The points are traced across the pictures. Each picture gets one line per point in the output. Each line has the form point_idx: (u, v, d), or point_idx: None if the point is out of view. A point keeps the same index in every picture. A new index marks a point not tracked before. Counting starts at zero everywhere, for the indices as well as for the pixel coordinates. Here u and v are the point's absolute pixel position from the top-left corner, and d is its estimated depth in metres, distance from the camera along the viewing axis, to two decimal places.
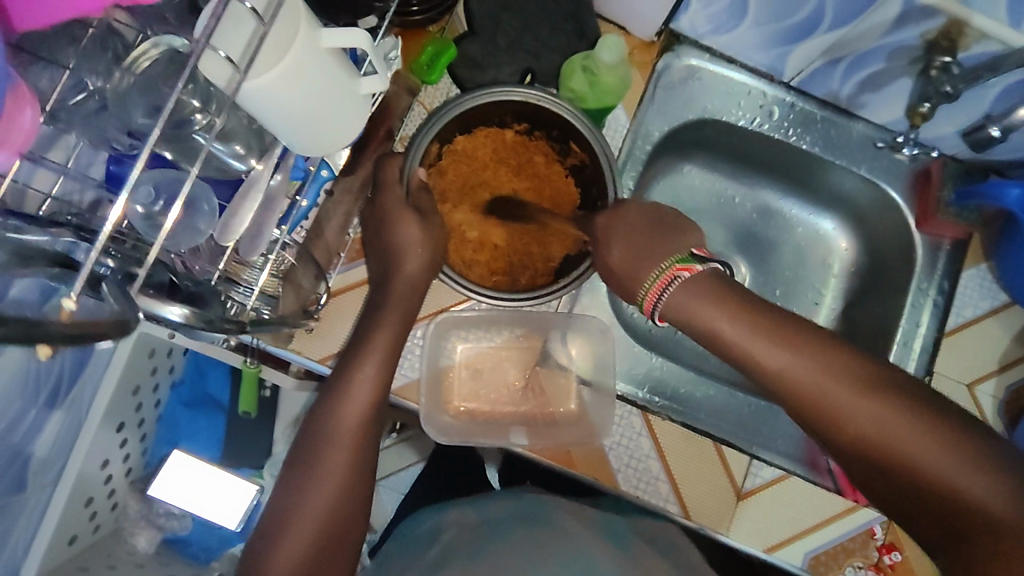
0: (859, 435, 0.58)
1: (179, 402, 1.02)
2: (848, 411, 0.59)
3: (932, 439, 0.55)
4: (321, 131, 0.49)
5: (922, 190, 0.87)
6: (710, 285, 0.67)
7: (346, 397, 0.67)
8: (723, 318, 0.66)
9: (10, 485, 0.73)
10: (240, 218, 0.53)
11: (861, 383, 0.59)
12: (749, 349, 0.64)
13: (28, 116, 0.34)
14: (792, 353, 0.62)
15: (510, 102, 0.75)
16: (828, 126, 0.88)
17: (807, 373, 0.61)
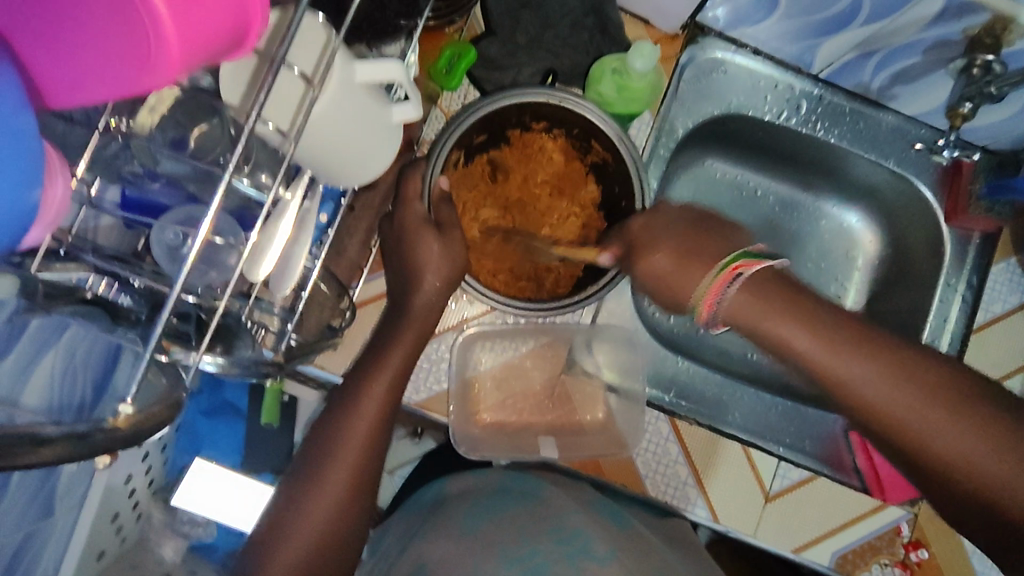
0: (942, 453, 0.55)
1: (200, 411, 1.02)
2: (924, 425, 0.56)
3: (1007, 465, 0.53)
4: (360, 164, 0.47)
5: (952, 184, 0.85)
6: (777, 290, 0.61)
7: (352, 421, 0.65)
8: (799, 331, 0.60)
9: (39, 511, 0.72)
10: (265, 253, 0.50)
11: (943, 392, 0.56)
12: (817, 360, 0.59)
13: (60, 187, 0.35)
14: (867, 363, 0.58)
15: (533, 104, 0.71)
16: (857, 119, 0.86)
17: (885, 388, 0.57)
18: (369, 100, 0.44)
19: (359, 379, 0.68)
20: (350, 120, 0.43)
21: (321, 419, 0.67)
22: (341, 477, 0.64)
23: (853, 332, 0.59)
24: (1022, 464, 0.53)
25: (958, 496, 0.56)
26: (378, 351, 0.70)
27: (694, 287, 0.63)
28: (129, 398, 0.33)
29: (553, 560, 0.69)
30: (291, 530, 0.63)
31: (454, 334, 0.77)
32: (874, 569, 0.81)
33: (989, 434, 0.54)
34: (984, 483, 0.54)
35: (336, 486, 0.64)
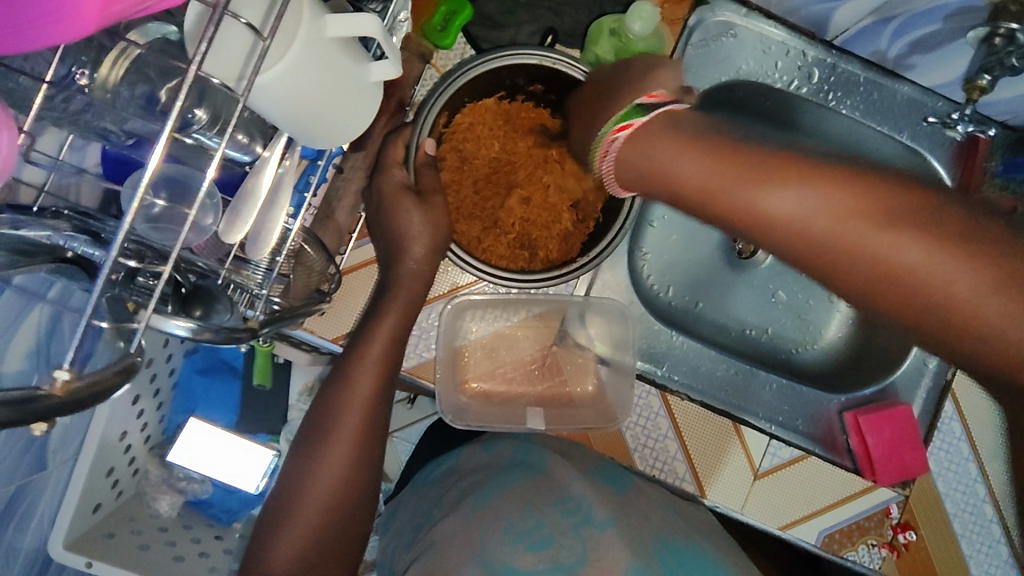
0: (887, 269, 0.45)
1: (195, 368, 1.02)
2: (804, 218, 0.48)
3: (982, 265, 0.42)
4: (334, 121, 0.45)
5: (965, 161, 0.81)
6: (669, 130, 0.56)
7: (339, 389, 0.65)
8: (664, 151, 0.56)
9: (30, 465, 0.73)
10: (245, 216, 0.49)
11: (803, 177, 0.49)
12: (735, 192, 0.51)
13: (6, 141, 0.34)
14: (701, 153, 0.54)
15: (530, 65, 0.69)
16: (870, 89, 0.82)
17: (820, 209, 0.47)
18: (337, 53, 0.42)
19: (351, 345, 0.67)
20: (316, 74, 0.41)
21: (323, 392, 0.67)
22: (343, 452, 0.64)
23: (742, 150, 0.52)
24: (870, 207, 0.46)
25: (922, 322, 0.45)
26: (366, 318, 0.69)
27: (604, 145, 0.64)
28: (70, 368, 0.33)
29: (557, 533, 0.66)
30: (289, 496, 0.63)
31: (444, 301, 0.76)
32: (861, 549, 0.80)
33: (843, 214, 0.46)
34: (888, 251, 0.45)
35: (337, 463, 0.64)
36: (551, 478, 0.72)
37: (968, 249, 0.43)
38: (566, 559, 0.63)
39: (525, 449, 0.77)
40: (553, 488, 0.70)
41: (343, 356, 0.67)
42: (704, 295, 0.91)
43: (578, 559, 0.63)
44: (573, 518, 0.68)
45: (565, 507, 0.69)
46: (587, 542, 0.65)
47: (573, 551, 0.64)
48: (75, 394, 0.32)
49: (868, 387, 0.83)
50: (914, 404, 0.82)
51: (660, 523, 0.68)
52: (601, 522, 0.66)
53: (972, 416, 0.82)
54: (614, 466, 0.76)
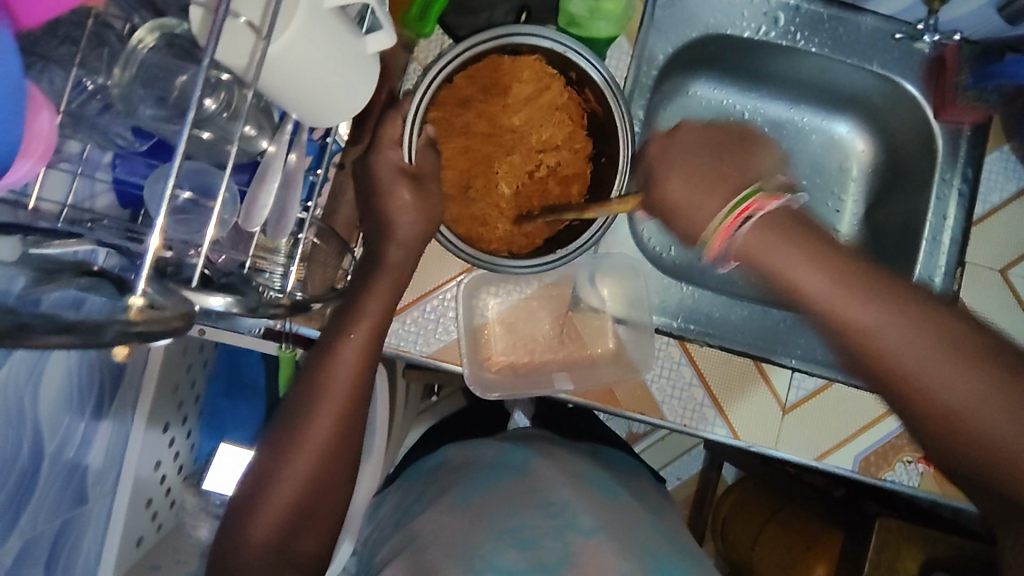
0: (941, 402, 0.56)
1: (219, 394, 1.03)
2: (982, 421, 0.55)
3: (1008, 414, 0.54)
4: (336, 92, 0.47)
5: (939, 78, 0.84)
6: (794, 231, 0.62)
7: (332, 368, 0.66)
8: (814, 272, 0.60)
9: (73, 498, 0.73)
10: (262, 202, 0.50)
11: (961, 358, 0.56)
12: (839, 310, 0.59)
13: (45, 120, 0.36)
14: (812, 262, 0.60)
15: (489, 49, 0.71)
16: (835, 25, 0.85)
17: (900, 342, 0.57)
18: (339, 26, 0.45)
19: (336, 318, 0.68)
20: (325, 46, 0.44)
21: (304, 367, 0.68)
22: (328, 426, 0.66)
23: (880, 281, 0.59)
24: (950, 351, 0.56)
25: (944, 441, 0.57)
26: (351, 291, 0.69)
27: (710, 219, 0.63)
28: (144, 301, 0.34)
29: (540, 533, 0.69)
30: (288, 475, 0.65)
31: (455, 284, 0.78)
32: (898, 468, 0.81)
33: (944, 350, 0.56)
34: (934, 390, 0.56)
35: (321, 434, 0.66)
36: (536, 480, 0.78)
37: (1007, 397, 0.54)
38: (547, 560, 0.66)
39: (512, 452, 0.84)
40: (538, 493, 0.75)
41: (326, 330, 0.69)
42: None
43: (559, 560, 0.65)
44: (558, 521, 0.70)
45: (548, 510, 0.72)
46: (571, 546, 0.66)
47: (556, 552, 0.66)
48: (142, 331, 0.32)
49: None
50: None
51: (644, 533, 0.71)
52: (588, 528, 0.68)
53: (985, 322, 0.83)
54: (598, 476, 0.82)
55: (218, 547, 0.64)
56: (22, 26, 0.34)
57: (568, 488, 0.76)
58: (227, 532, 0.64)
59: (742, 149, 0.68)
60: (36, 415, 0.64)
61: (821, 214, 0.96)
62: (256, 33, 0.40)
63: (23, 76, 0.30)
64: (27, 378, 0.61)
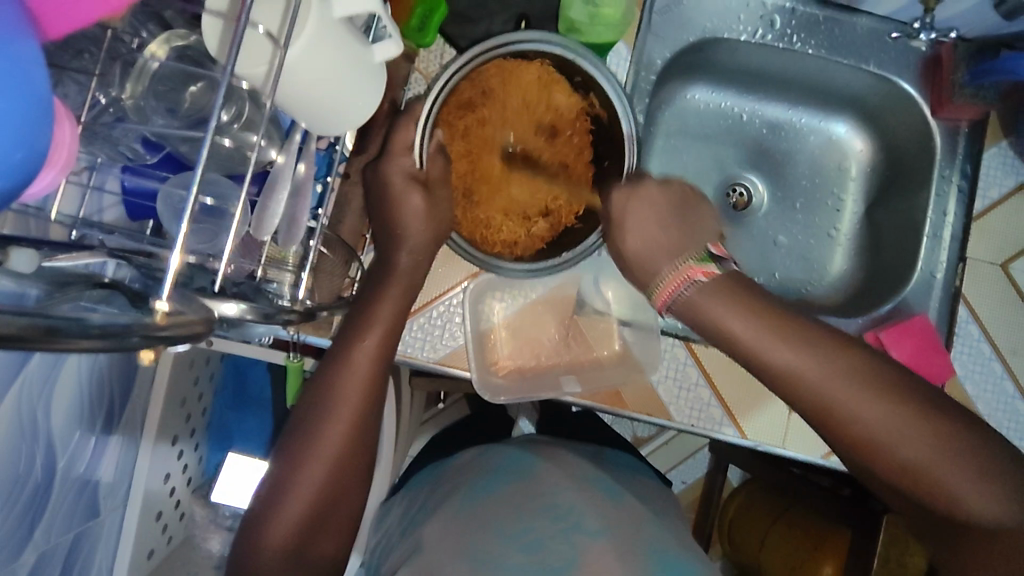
0: (865, 433, 0.60)
1: (226, 405, 1.03)
2: (901, 447, 0.59)
3: (927, 438, 0.58)
4: (345, 102, 0.48)
5: (935, 77, 0.85)
6: (721, 282, 0.65)
7: (345, 376, 0.67)
8: (738, 322, 0.64)
9: (85, 511, 0.74)
10: (273, 211, 0.51)
11: (877, 389, 0.60)
12: (769, 356, 0.62)
13: (68, 130, 0.37)
14: (738, 310, 0.64)
15: (500, 53, 0.71)
16: (831, 27, 0.86)
17: (818, 378, 0.61)
18: (349, 35, 0.46)
19: (348, 324, 0.69)
20: (334, 55, 0.45)
21: (316, 375, 0.68)
22: (338, 434, 0.66)
23: (790, 326, 0.63)
24: (867, 383, 0.60)
25: (875, 467, 0.61)
26: (360, 301, 0.70)
27: (655, 281, 0.68)
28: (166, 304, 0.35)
29: (546, 536, 0.69)
30: (304, 482, 0.65)
31: (461, 289, 0.79)
32: None
33: (864, 385, 0.60)
34: (860, 420, 0.60)
35: (333, 442, 0.66)
36: (542, 483, 0.78)
37: (927, 423, 0.59)
38: (554, 562, 0.66)
39: (516, 457, 0.83)
40: (547, 495, 0.75)
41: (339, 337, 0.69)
42: None
43: (567, 562, 0.65)
44: (562, 524, 0.70)
45: (553, 513, 0.72)
46: (577, 548, 0.67)
47: (562, 555, 0.66)
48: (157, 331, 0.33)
49: (887, 303, 0.87)
50: (929, 312, 0.85)
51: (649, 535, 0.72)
52: (592, 531, 0.69)
53: (987, 315, 0.84)
54: (604, 478, 0.83)
55: (237, 551, 0.65)
56: (48, 37, 0.35)
57: (571, 491, 0.76)
58: (243, 542, 0.65)
59: (693, 212, 0.72)
60: (49, 430, 0.64)
61: (821, 214, 0.97)
62: (274, 41, 0.41)
63: (50, 89, 0.31)
64: (41, 394, 0.61)
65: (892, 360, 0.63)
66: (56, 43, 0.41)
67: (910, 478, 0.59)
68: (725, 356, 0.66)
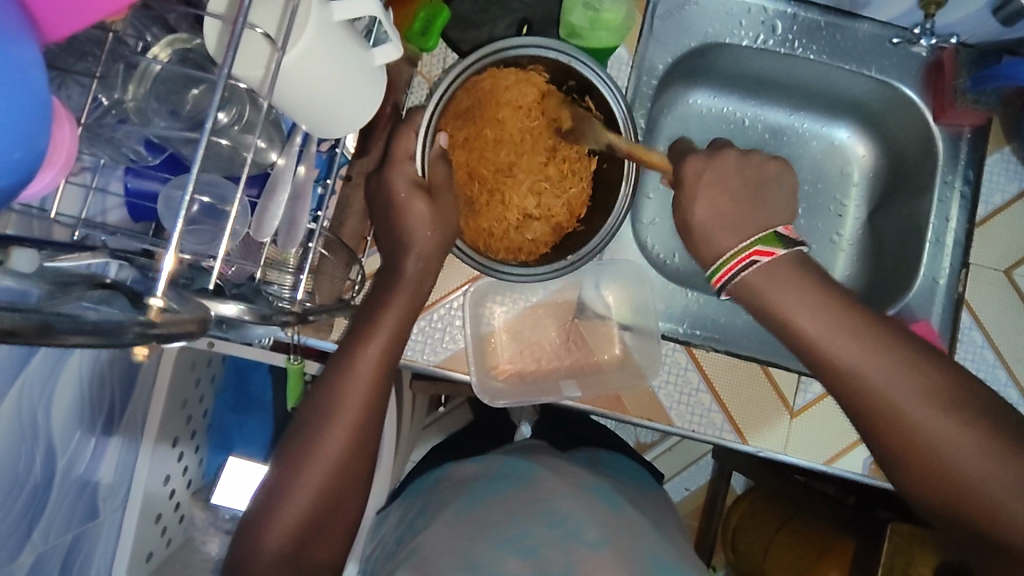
0: (920, 441, 0.58)
1: (227, 407, 1.03)
2: (965, 464, 0.56)
3: (979, 453, 0.56)
4: (346, 105, 0.48)
5: (937, 82, 0.86)
6: (798, 273, 0.65)
7: (347, 381, 0.67)
8: (807, 315, 0.63)
9: (84, 513, 0.74)
10: (273, 211, 0.51)
11: (943, 399, 0.58)
12: (836, 354, 0.62)
13: (67, 132, 0.37)
14: (812, 304, 0.63)
15: (491, 62, 0.71)
16: (833, 32, 0.86)
17: (883, 381, 0.60)
18: (348, 40, 0.46)
19: (352, 327, 0.69)
20: (334, 58, 0.45)
21: (319, 378, 0.68)
22: (339, 438, 0.66)
23: (886, 328, 0.62)
24: (925, 391, 0.59)
25: (927, 479, 0.59)
26: (365, 307, 0.71)
27: (721, 256, 0.68)
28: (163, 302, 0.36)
29: (543, 543, 0.68)
30: (297, 485, 0.65)
31: (461, 293, 0.79)
32: None
33: (922, 393, 0.59)
34: (916, 426, 0.58)
35: (333, 448, 0.66)
36: (537, 489, 0.77)
37: (985, 438, 0.57)
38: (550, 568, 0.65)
39: (514, 463, 0.83)
40: (538, 502, 0.75)
41: (343, 343, 0.69)
42: None
43: (563, 568, 0.65)
44: (560, 530, 0.70)
45: (549, 519, 0.72)
46: (572, 555, 0.66)
47: (557, 561, 0.66)
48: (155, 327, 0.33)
49: (890, 309, 0.86)
50: (932, 318, 0.85)
51: (649, 541, 0.72)
52: (590, 539, 0.68)
53: (990, 321, 0.84)
54: (598, 484, 0.82)
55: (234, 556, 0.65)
56: (48, 39, 0.35)
57: (566, 499, 0.75)
58: (242, 545, 0.65)
59: (754, 179, 0.71)
60: (50, 430, 0.64)
61: (823, 220, 0.97)
62: (269, 42, 0.42)
63: (47, 91, 0.31)
64: (42, 394, 0.61)
65: (960, 373, 0.61)
66: (58, 46, 0.42)
67: (962, 493, 0.57)
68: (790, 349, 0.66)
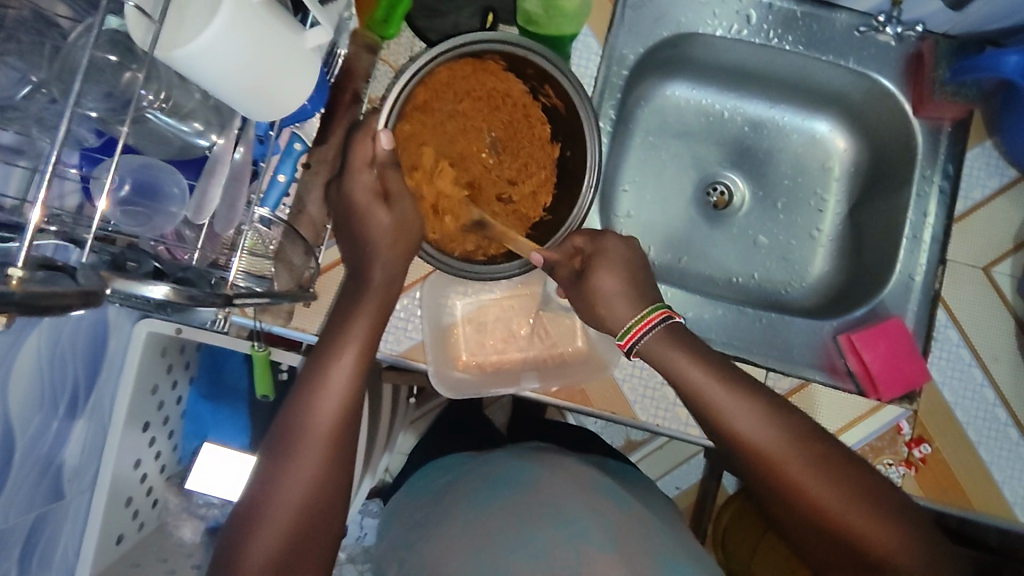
0: (797, 488, 0.62)
1: (202, 395, 1.04)
2: (835, 507, 0.61)
3: (843, 496, 0.62)
4: (273, 87, 0.49)
5: (916, 74, 0.84)
6: (686, 337, 0.70)
7: (322, 390, 0.67)
8: (698, 371, 0.68)
9: (47, 494, 0.75)
10: (210, 195, 0.51)
11: (811, 450, 0.64)
12: (723, 409, 0.66)
13: None
14: (701, 364, 0.68)
15: (446, 60, 0.70)
16: (810, 22, 0.85)
17: (762, 434, 0.64)
18: (271, 20, 0.46)
19: (326, 337, 0.71)
20: (254, 40, 0.45)
21: (294, 391, 0.69)
22: (319, 450, 0.66)
23: (760, 388, 0.68)
24: (798, 444, 0.64)
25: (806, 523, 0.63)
26: (340, 311, 0.72)
27: (622, 324, 0.71)
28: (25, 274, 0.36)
29: (552, 544, 0.67)
30: (274, 499, 0.64)
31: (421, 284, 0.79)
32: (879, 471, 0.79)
33: (794, 443, 0.64)
34: (791, 474, 0.63)
35: (312, 462, 0.65)
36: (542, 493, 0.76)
37: (847, 483, 0.62)
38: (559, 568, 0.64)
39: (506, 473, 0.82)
40: (549, 508, 0.73)
41: (317, 355, 0.70)
42: (685, 251, 0.94)
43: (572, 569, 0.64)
44: (566, 531, 0.69)
45: (561, 522, 0.70)
46: (581, 557, 0.65)
47: (567, 562, 0.64)
48: (37, 299, 0.34)
49: (863, 306, 0.85)
50: (907, 315, 0.83)
51: (661, 544, 0.70)
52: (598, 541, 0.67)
53: (966, 319, 0.82)
54: (607, 483, 0.81)
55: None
56: None
57: (576, 499, 0.75)
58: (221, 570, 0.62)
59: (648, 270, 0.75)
60: (8, 410, 0.66)
61: (802, 214, 0.95)
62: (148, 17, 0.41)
63: None
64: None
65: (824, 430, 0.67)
66: None
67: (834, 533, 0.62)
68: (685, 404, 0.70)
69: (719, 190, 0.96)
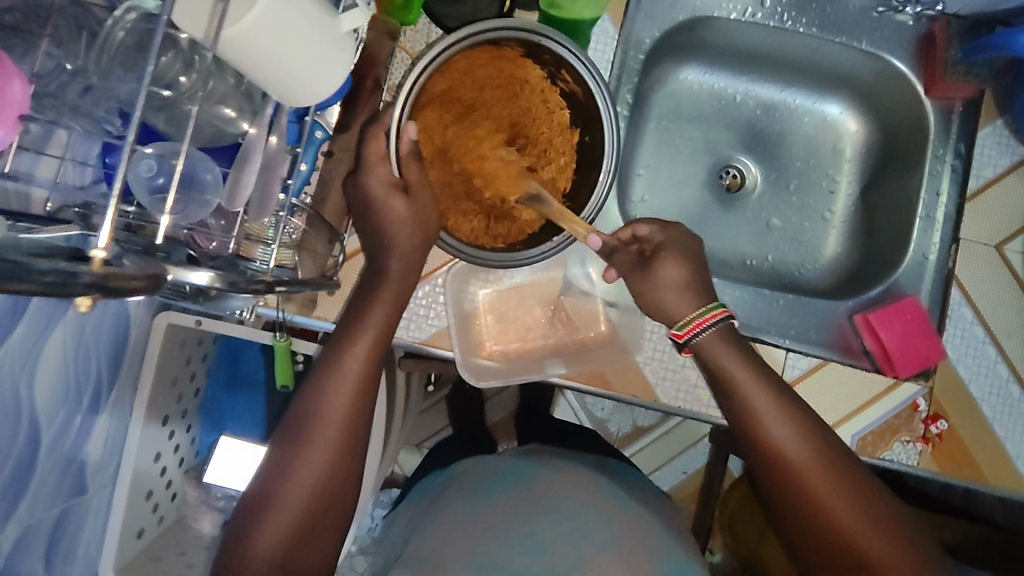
0: (815, 495, 0.64)
1: (219, 387, 1.03)
2: (846, 519, 0.63)
3: (856, 511, 0.64)
4: (307, 71, 0.48)
5: (928, 55, 0.85)
6: (735, 339, 0.71)
7: (335, 383, 0.67)
8: (744, 370, 0.69)
9: (72, 488, 0.75)
10: (245, 182, 0.51)
11: (834, 463, 0.66)
12: (758, 409, 0.67)
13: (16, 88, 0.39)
14: (747, 364, 0.69)
15: (463, 48, 0.70)
16: (823, 5, 0.85)
17: (793, 440, 0.66)
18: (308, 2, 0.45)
19: (342, 325, 0.70)
20: (292, 22, 0.45)
21: (308, 381, 0.68)
22: (329, 444, 0.66)
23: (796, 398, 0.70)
24: (825, 454, 0.66)
25: (814, 531, 0.64)
26: (359, 297, 0.72)
27: (682, 314, 0.71)
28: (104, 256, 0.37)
29: (552, 540, 0.67)
30: (283, 491, 0.64)
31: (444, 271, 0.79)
32: (896, 447, 0.81)
33: (820, 453, 0.66)
34: (813, 481, 0.64)
35: (321, 456, 0.65)
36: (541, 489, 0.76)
37: (863, 500, 0.64)
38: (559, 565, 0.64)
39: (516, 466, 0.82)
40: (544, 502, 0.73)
41: (331, 348, 0.70)
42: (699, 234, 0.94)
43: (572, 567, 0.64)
44: (567, 526, 0.69)
45: (561, 516, 0.71)
46: (582, 551, 0.65)
47: (567, 558, 0.65)
48: (104, 281, 0.34)
49: (878, 285, 0.86)
50: (920, 294, 0.84)
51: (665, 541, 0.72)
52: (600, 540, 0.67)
53: (979, 296, 0.83)
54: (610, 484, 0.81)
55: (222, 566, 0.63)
56: None
57: (582, 492, 0.76)
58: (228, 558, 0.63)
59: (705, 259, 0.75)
60: (33, 404, 0.65)
61: (814, 197, 0.96)
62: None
63: None
64: (24, 365, 0.62)
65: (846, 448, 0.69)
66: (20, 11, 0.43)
67: (838, 544, 0.63)
68: (719, 398, 0.71)
69: (732, 173, 0.96)
